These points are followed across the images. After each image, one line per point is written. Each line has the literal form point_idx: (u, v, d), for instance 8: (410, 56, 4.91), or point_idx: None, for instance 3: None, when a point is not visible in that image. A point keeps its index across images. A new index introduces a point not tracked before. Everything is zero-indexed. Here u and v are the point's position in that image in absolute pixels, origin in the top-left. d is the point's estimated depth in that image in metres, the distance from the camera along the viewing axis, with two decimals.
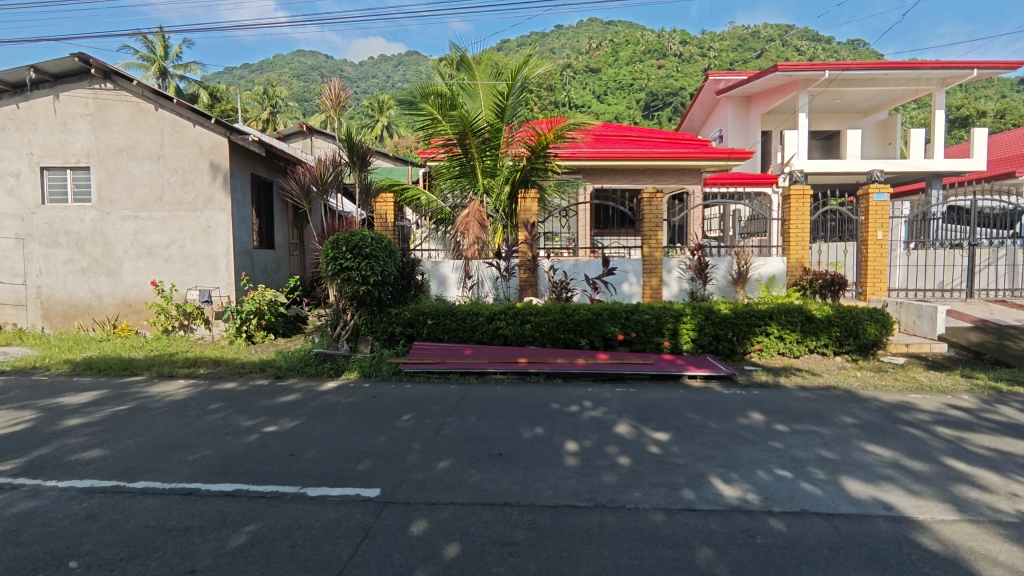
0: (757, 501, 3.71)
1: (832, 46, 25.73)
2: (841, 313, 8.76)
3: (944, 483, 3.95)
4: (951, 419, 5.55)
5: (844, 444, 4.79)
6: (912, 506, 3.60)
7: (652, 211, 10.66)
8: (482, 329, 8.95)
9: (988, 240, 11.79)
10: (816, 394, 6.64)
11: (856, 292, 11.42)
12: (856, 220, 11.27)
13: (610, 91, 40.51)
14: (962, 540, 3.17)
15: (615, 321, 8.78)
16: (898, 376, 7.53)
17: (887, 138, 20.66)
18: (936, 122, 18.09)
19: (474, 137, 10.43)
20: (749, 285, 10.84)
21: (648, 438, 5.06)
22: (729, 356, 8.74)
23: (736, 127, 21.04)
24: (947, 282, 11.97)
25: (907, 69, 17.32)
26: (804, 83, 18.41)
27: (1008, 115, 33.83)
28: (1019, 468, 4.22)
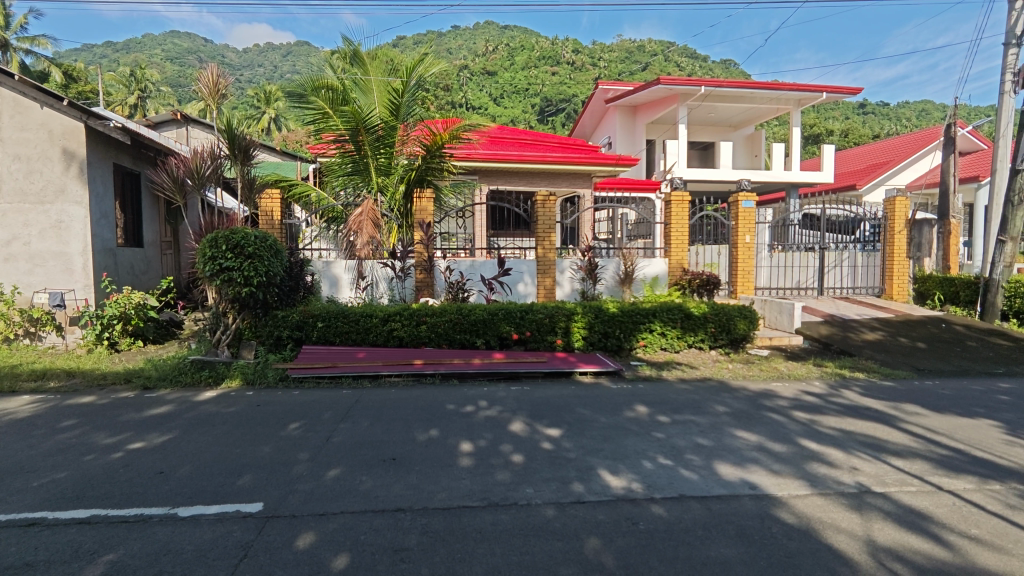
0: (641, 490, 3.92)
1: (708, 64, 27.93)
2: (715, 311, 9.51)
3: (800, 461, 4.41)
4: (806, 404, 6.22)
5: (717, 431, 5.20)
6: (773, 484, 3.98)
7: (546, 214, 10.93)
8: (376, 331, 8.70)
9: (835, 244, 13.35)
10: (693, 386, 7.17)
11: (728, 291, 12.43)
12: (728, 225, 12.29)
13: (506, 94, 41.11)
14: (813, 512, 3.55)
15: (510, 321, 8.91)
16: (763, 367, 8.33)
17: (755, 151, 22.69)
18: (794, 138, 20.16)
19: (367, 134, 10.07)
20: (635, 285, 11.45)
21: (540, 435, 5.18)
22: (617, 353, 9.17)
23: (624, 134, 22.20)
24: (803, 281, 13.38)
25: (770, 89, 19.12)
26: (684, 96, 19.79)
27: (850, 134, 38.40)
28: (859, 445, 4.81)
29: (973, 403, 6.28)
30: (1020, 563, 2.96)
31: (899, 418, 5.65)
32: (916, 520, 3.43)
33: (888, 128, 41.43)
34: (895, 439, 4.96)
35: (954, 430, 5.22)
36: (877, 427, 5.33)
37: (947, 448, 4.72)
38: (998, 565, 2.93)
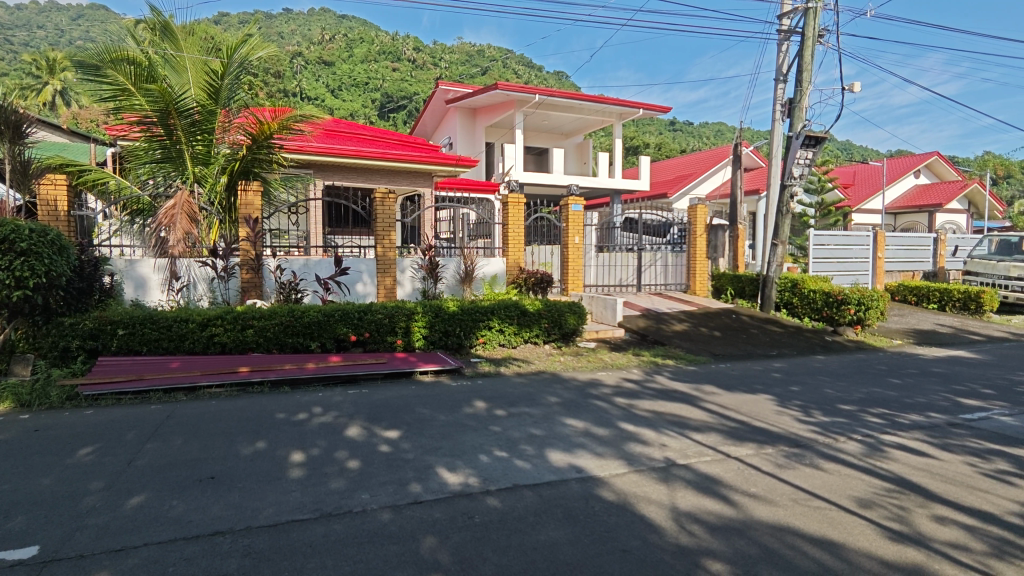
0: (477, 484, 4.01)
1: (543, 74, 29.49)
2: (548, 307, 10.06)
3: (620, 443, 4.84)
4: (626, 390, 6.85)
5: (549, 421, 5.50)
6: (597, 466, 4.32)
7: (385, 211, 10.65)
8: (193, 338, 7.79)
9: (650, 246, 14.91)
10: (528, 379, 7.53)
11: (560, 288, 13.21)
12: (559, 226, 13.10)
13: (344, 87, 39.40)
14: (630, 488, 3.92)
15: (347, 321, 8.54)
16: (590, 358, 9.03)
17: (583, 159, 24.40)
18: (616, 149, 22.06)
19: (180, 118, 8.97)
20: (475, 284, 11.67)
21: (378, 438, 5.04)
22: (458, 351, 9.28)
23: (464, 136, 22.52)
24: (624, 279, 14.75)
25: (595, 102, 20.70)
26: (520, 103, 20.63)
27: (663, 148, 43.07)
28: (667, 424, 5.41)
29: (754, 381, 7.42)
30: (785, 512, 3.56)
31: (700, 397, 6.46)
32: (710, 485, 3.96)
33: (692, 143, 47.23)
34: (696, 417, 5.67)
35: (740, 405, 6.12)
36: (682, 407, 6.05)
37: (735, 421, 5.51)
38: (770, 516, 3.50)
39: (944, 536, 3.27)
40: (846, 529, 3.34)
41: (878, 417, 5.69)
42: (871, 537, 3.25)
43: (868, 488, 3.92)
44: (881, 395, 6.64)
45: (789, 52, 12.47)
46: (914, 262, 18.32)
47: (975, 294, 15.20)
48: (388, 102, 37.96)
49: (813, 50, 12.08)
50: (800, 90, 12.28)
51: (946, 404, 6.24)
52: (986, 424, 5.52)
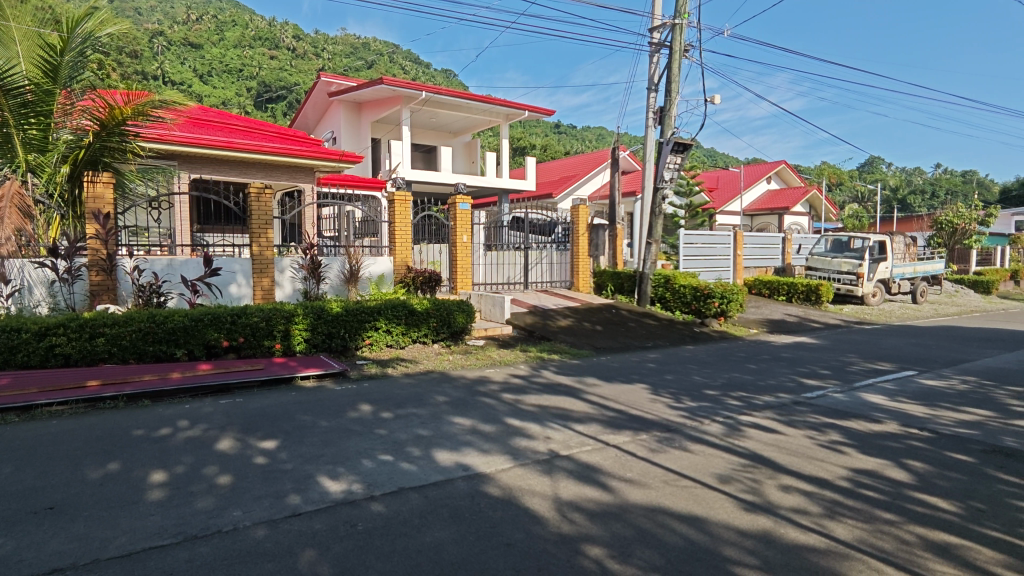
0: (360, 490, 3.87)
1: (430, 72, 29.21)
2: (436, 306, 9.96)
3: (506, 438, 4.92)
4: (513, 386, 6.99)
5: (436, 421, 5.46)
6: (483, 463, 4.35)
7: (261, 208, 9.96)
8: (28, 350, 6.85)
9: (537, 245, 15.30)
10: (416, 380, 7.43)
11: (449, 287, 13.16)
12: (447, 225, 13.06)
13: (213, 73, 36.35)
14: (515, 482, 3.99)
15: (219, 326, 7.89)
16: (478, 356, 9.09)
17: (472, 158, 24.43)
18: (503, 149, 22.37)
19: (7, 97, 7.80)
20: (361, 284, 11.28)
21: (253, 450, 4.72)
22: (342, 353, 8.94)
23: (348, 131, 21.69)
24: (512, 277, 15.01)
25: (482, 102, 20.82)
26: (406, 99, 20.25)
27: (548, 150, 44.29)
28: (551, 417, 5.58)
29: (631, 372, 7.88)
30: (657, 493, 3.81)
31: (583, 389, 6.75)
32: (590, 473, 4.14)
33: (576, 146, 49.05)
34: (578, 408, 5.91)
35: (618, 395, 6.47)
36: (566, 399, 6.28)
37: (614, 410, 5.81)
38: (643, 498, 3.72)
39: (789, 503, 3.68)
40: (709, 504, 3.65)
41: (737, 399, 6.28)
42: (729, 510, 3.57)
43: (728, 465, 4.30)
44: (739, 380, 7.34)
45: (659, 64, 13.36)
46: (767, 259, 20.44)
47: (815, 287, 17.25)
48: (265, 91, 35.59)
49: (680, 63, 13.04)
50: (669, 99, 13.19)
51: (792, 385, 7.03)
52: (823, 401, 6.29)
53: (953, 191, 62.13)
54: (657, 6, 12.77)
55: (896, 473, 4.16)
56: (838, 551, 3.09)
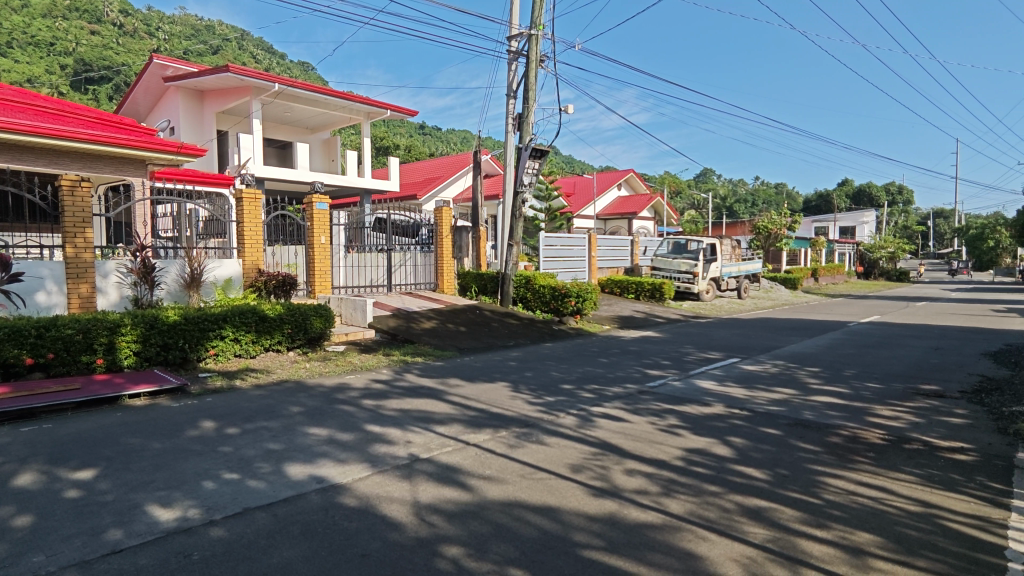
0: (198, 516, 3.51)
1: (284, 64, 27.49)
2: (291, 311, 9.33)
3: (365, 446, 4.76)
4: (374, 391, 6.78)
5: (288, 433, 5.13)
6: (339, 473, 4.17)
7: (77, 204, 8.66)
8: None
9: (400, 246, 15.03)
10: (268, 390, 6.93)
11: (307, 291, 12.45)
12: (303, 225, 12.34)
13: (16, 43, 30.97)
14: (372, 490, 3.87)
15: (19, 342, 6.75)
16: (338, 362, 8.70)
17: (331, 155, 23.31)
18: (365, 148, 21.65)
19: None
20: (203, 289, 10.25)
21: (63, 482, 4.08)
22: (181, 366, 8.05)
23: (188, 121, 19.63)
24: (374, 279, 14.59)
25: (341, 98, 19.83)
26: (256, 90, 18.77)
27: (412, 151, 43.70)
28: (413, 421, 5.51)
29: (493, 371, 8.03)
30: (514, 488, 3.91)
31: (445, 391, 6.75)
32: (450, 474, 4.15)
33: (442, 148, 49.02)
34: (440, 410, 5.89)
35: (480, 394, 6.57)
36: (428, 401, 6.24)
37: (475, 410, 5.89)
38: (501, 494, 3.81)
39: (632, 485, 3.98)
40: (561, 494, 3.83)
41: (590, 392, 6.67)
42: (580, 497, 3.77)
43: (580, 455, 4.55)
44: (593, 373, 7.82)
45: (517, 72, 13.79)
46: (618, 260, 21.99)
47: (659, 285, 18.92)
48: (84, 69, 31.05)
49: (536, 73, 13.55)
50: (527, 107, 13.66)
51: (638, 376, 7.63)
52: (663, 389, 6.92)
53: (769, 200, 71.54)
54: (514, 16, 13.18)
55: (721, 450, 4.69)
56: (672, 524, 3.41)
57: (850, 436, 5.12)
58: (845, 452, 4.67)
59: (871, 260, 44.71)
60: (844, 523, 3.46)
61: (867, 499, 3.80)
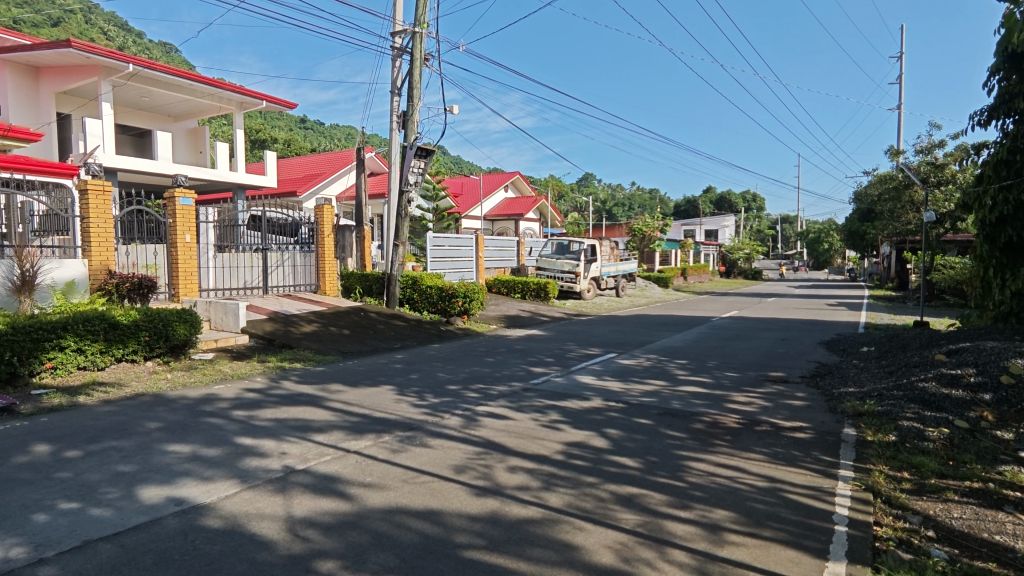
0: (25, 555, 3.05)
1: (142, 43, 24.82)
2: (149, 317, 8.42)
3: (234, 460, 4.42)
4: (246, 401, 6.32)
5: (143, 452, 4.62)
6: (202, 493, 3.83)
7: None
8: None
9: (277, 246, 14.13)
10: (120, 406, 6.20)
11: (169, 294, 11.33)
12: (164, 222, 11.23)
13: None
14: (240, 508, 3.60)
15: None
16: (205, 371, 7.99)
17: (198, 147, 21.42)
18: (238, 140, 20.11)
19: None
20: (39, 294, 8.98)
21: None
22: (10, 382, 6.98)
23: (20, 101, 17.07)
24: (248, 281, 13.59)
25: (209, 85, 18.26)
26: (106, 70, 16.73)
27: (292, 145, 41.33)
28: (289, 430, 5.20)
29: (378, 374, 7.81)
30: (396, 493, 3.82)
31: (325, 397, 6.45)
32: (327, 484, 3.96)
33: (324, 143, 46.95)
34: (319, 417, 5.61)
35: (363, 399, 6.36)
36: (306, 409, 5.92)
37: (358, 415, 5.68)
38: (382, 501, 3.71)
39: (513, 482, 4.05)
40: (444, 496, 3.80)
41: (476, 391, 6.70)
42: (462, 498, 3.77)
43: (463, 455, 4.56)
44: (479, 373, 7.87)
45: (402, 69, 13.53)
46: (505, 260, 22.35)
47: (544, 285, 19.47)
48: None
49: (421, 71, 13.37)
50: (412, 105, 13.44)
51: (523, 374, 7.80)
52: (547, 385, 7.13)
53: (643, 204, 76.34)
54: (398, 12, 12.92)
55: (598, 442, 4.92)
56: (551, 517, 3.51)
57: (711, 422, 5.60)
58: (706, 437, 5.09)
59: (731, 260, 49.32)
60: (704, 502, 3.77)
61: (725, 478, 4.17)
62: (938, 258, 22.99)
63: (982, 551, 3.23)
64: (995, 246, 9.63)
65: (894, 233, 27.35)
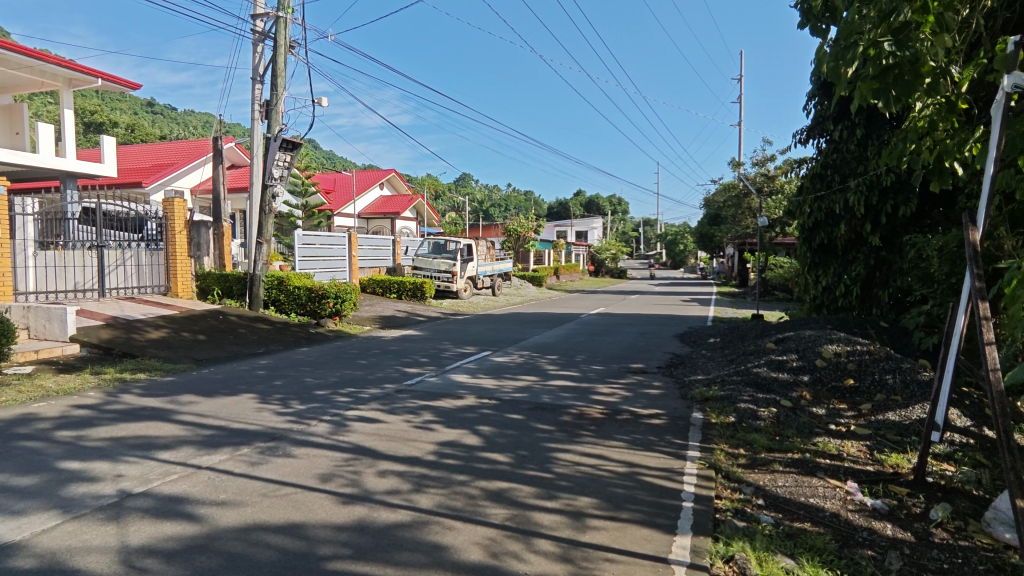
0: None
1: None
2: None
3: (55, 489, 3.85)
4: (74, 419, 5.53)
5: None
6: (10, 530, 3.28)
7: None
8: None
9: (117, 243, 12.55)
10: None
11: None
12: None
13: None
14: (61, 543, 3.14)
15: None
16: (21, 387, 6.87)
17: (15, 127, 18.38)
18: (67, 121, 17.53)
19: None
20: None
21: None
22: None
23: None
24: (80, 283, 11.95)
25: (29, 57, 15.70)
26: None
27: (136, 129, 36.88)
28: (127, 450, 4.63)
29: (237, 382, 7.22)
30: (253, 509, 3.56)
31: (173, 410, 5.83)
32: (172, 506, 3.59)
33: (176, 130, 42.48)
34: (165, 433, 5.06)
35: (218, 410, 5.85)
36: (150, 425, 5.32)
37: (211, 428, 5.22)
38: (237, 519, 3.43)
39: (383, 486, 3.95)
40: (307, 507, 3.61)
41: (346, 395, 6.45)
42: (327, 507, 3.61)
43: (330, 462, 4.36)
44: (351, 376, 7.57)
45: (264, 55, 12.64)
46: (381, 260, 21.74)
47: (420, 284, 19.21)
48: None
49: (285, 59, 12.60)
50: (275, 94, 12.60)
51: (396, 375, 7.64)
52: (421, 385, 7.05)
53: (519, 206, 78.21)
54: None
55: (470, 439, 4.96)
56: (420, 519, 3.47)
57: (578, 413, 5.88)
58: (573, 428, 5.34)
59: (599, 260, 52.12)
60: (569, 491, 3.94)
61: (588, 467, 4.40)
62: (771, 258, 26.21)
63: (800, 514, 3.71)
64: (811, 247, 11.13)
65: (736, 236, 30.66)
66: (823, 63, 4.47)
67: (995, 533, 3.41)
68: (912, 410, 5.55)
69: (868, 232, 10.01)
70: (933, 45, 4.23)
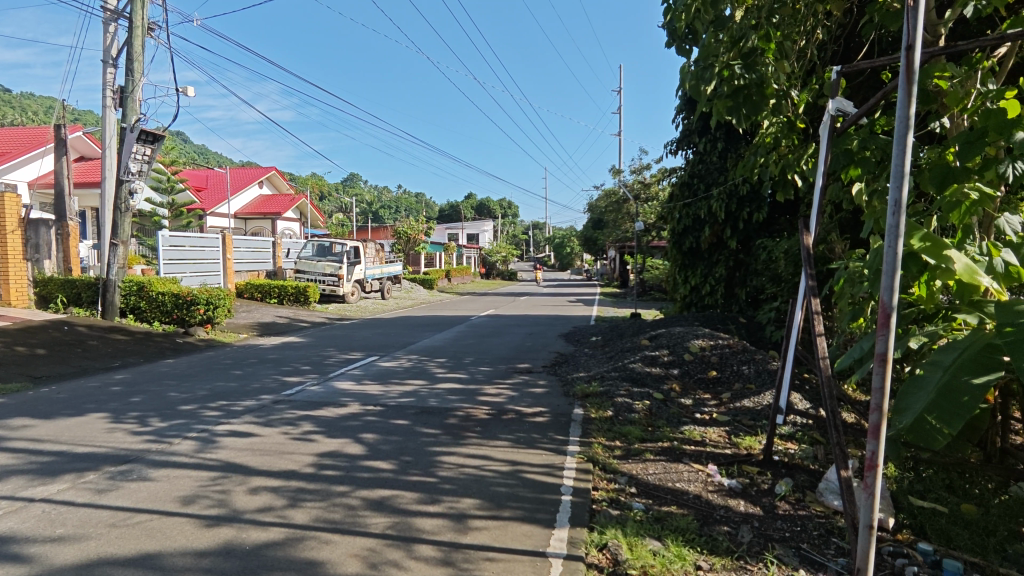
0: None
1: None
2: None
3: None
4: None
5: None
6: None
7: None
8: None
9: None
10: None
11: None
12: None
13: None
14: None
15: None
16: None
17: None
18: None
19: None
20: None
21: None
22: None
23: None
24: None
25: None
26: None
27: None
28: None
29: (85, 401, 6.42)
30: (98, 543, 3.18)
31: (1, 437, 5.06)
32: None
33: (10, 115, 37.00)
34: None
35: (59, 433, 5.16)
36: None
37: (49, 454, 4.59)
38: (78, 555, 3.05)
39: (254, 504, 3.70)
40: (165, 533, 3.29)
41: (215, 409, 5.97)
42: (188, 532, 3.31)
43: (194, 483, 4.01)
44: (222, 388, 7.02)
45: (117, 36, 11.38)
46: (259, 262, 20.37)
47: (303, 289, 18.24)
48: None
49: (144, 43, 11.44)
50: (131, 81, 11.39)
51: (273, 385, 7.19)
52: (301, 395, 6.69)
53: (408, 208, 76.96)
54: None
55: (353, 448, 4.79)
56: (294, 536, 3.29)
57: (464, 415, 5.89)
58: (459, 431, 5.33)
59: (490, 262, 52.65)
60: (452, 494, 3.94)
61: (472, 468, 4.41)
62: (649, 260, 27.92)
63: (667, 498, 3.99)
64: (681, 250, 12.00)
65: (618, 239, 32.33)
66: (685, 81, 4.86)
67: (826, 501, 3.88)
68: (763, 397, 6.16)
69: (727, 236, 10.97)
70: (776, 71, 4.74)
